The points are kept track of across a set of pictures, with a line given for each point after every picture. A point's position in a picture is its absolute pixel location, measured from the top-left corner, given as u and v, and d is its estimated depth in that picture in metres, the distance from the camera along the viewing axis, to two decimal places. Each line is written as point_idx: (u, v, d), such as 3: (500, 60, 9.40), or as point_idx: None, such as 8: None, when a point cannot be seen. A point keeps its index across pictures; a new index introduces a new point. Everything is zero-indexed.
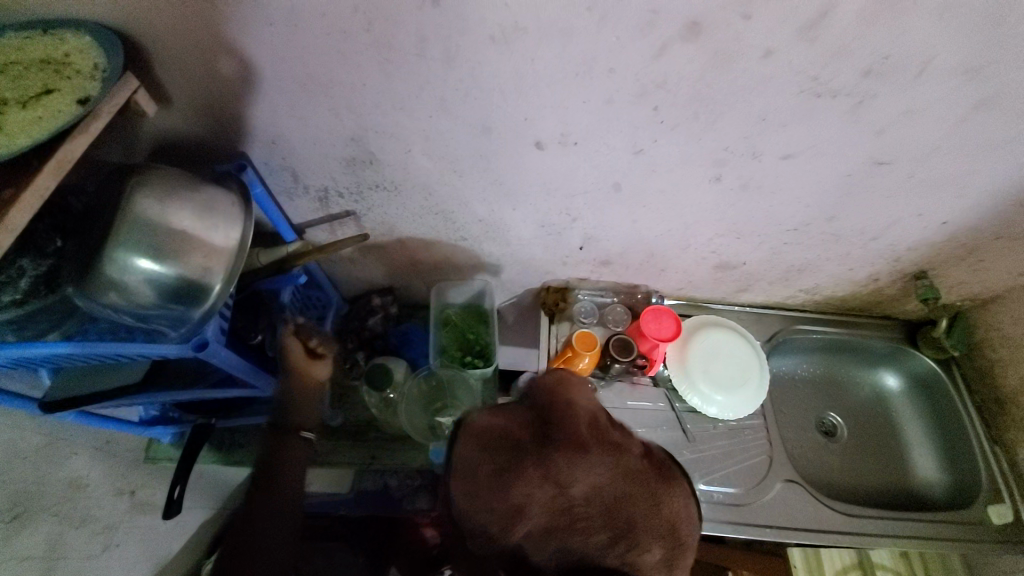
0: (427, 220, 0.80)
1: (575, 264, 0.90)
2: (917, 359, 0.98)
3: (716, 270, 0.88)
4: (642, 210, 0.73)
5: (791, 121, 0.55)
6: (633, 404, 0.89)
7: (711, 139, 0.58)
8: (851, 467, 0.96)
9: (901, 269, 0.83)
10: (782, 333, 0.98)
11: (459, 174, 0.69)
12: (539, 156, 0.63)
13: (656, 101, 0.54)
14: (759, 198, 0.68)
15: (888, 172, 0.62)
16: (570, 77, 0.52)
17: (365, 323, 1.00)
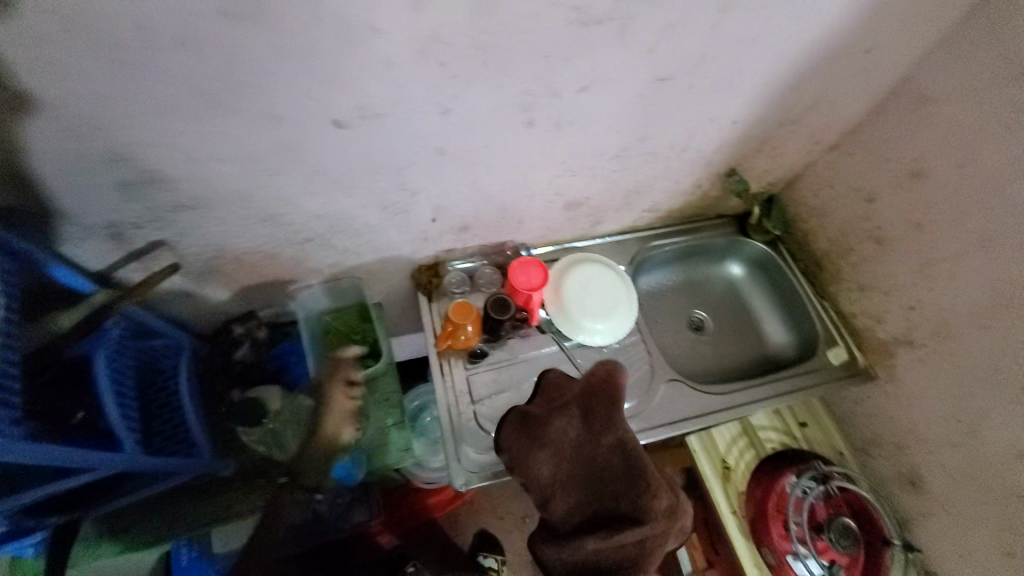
0: (258, 232, 0.72)
1: (437, 239, 0.88)
2: (750, 245, 1.13)
3: (567, 209, 0.92)
4: (476, 169, 0.73)
5: (573, 54, 0.58)
6: (525, 355, 0.92)
7: (508, 85, 0.59)
8: (721, 352, 1.09)
9: (716, 170, 0.94)
10: (639, 253, 1.07)
11: (270, 174, 0.62)
12: (346, 137, 0.59)
13: (439, 56, 0.52)
14: (576, 134, 0.72)
15: (672, 86, 0.68)
16: (339, 44, 0.49)
17: (233, 356, 0.91)
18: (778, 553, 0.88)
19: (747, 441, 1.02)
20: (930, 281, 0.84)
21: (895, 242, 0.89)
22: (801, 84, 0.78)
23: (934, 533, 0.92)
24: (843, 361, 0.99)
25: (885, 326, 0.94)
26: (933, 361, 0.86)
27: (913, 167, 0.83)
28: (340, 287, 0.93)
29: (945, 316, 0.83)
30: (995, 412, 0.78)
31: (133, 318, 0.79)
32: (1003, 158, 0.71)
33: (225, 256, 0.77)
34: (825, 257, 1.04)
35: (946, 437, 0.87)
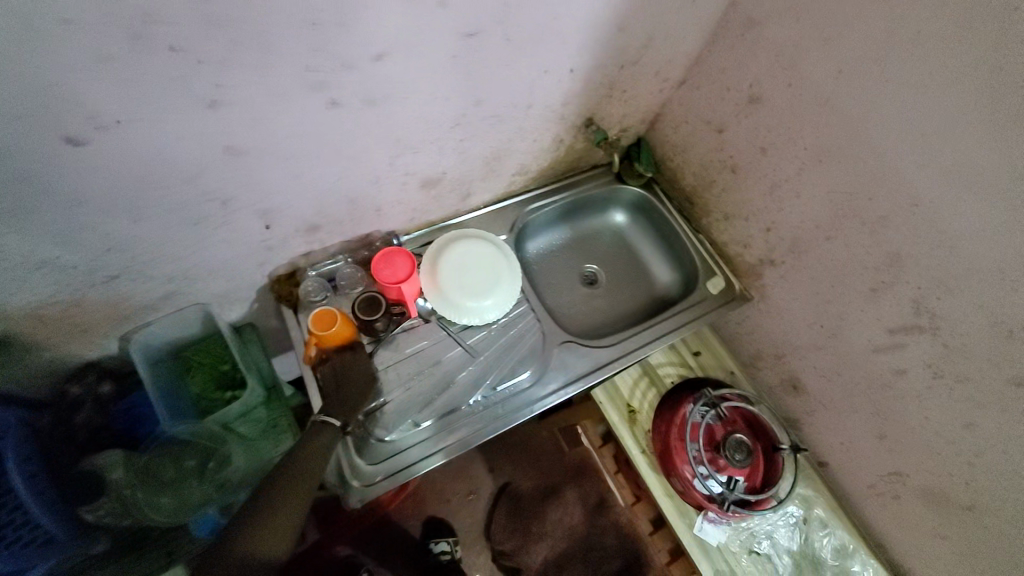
0: (36, 282, 0.60)
1: (284, 246, 0.79)
2: (627, 191, 1.13)
3: (426, 190, 0.85)
4: (291, 164, 0.64)
5: (347, 17, 0.50)
6: (413, 348, 0.87)
7: (279, 63, 0.51)
8: (615, 301, 1.10)
9: (573, 122, 0.90)
10: (519, 219, 1.03)
11: (8, 214, 0.51)
12: (89, 156, 0.50)
13: (165, 39, 0.44)
14: (396, 108, 0.65)
15: (485, 40, 0.62)
16: (16, 48, 0.39)
17: (74, 421, 0.78)
18: (683, 478, 0.95)
19: (648, 381, 1.08)
20: (781, 201, 0.88)
21: (748, 168, 0.91)
22: (630, 21, 0.75)
23: (819, 427, 1.01)
24: (720, 289, 1.04)
25: (752, 249, 0.98)
26: (794, 275, 0.92)
27: (751, 92, 0.84)
28: (187, 318, 0.81)
29: (797, 233, 0.87)
30: (848, 313, 0.85)
31: None
32: (820, 73, 0.73)
33: (10, 317, 0.64)
34: (695, 192, 1.05)
35: (813, 341, 0.95)
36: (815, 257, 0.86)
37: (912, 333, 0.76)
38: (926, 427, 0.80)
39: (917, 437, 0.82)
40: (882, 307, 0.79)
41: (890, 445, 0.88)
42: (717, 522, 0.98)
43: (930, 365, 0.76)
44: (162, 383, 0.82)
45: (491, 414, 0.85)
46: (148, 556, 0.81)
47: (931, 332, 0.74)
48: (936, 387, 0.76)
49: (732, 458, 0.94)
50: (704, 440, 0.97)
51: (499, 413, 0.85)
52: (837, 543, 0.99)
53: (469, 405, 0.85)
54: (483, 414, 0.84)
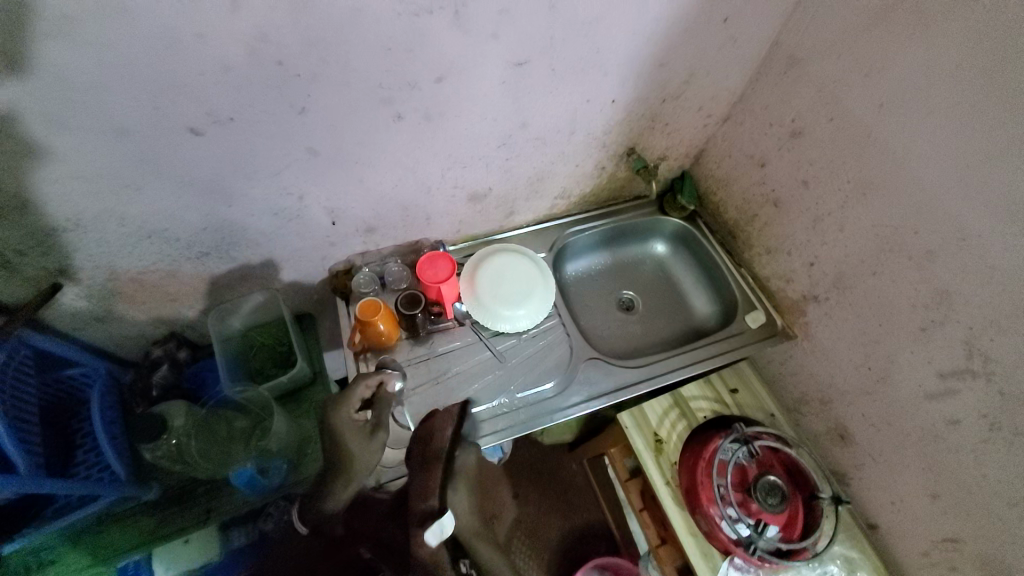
0: (147, 248, 0.74)
1: (344, 243, 0.89)
2: (669, 221, 1.15)
3: (473, 204, 0.93)
4: (359, 168, 0.75)
5: (414, 45, 0.61)
6: (445, 348, 0.93)
7: (359, 80, 0.62)
8: (650, 327, 1.11)
9: (615, 150, 0.97)
10: (559, 240, 1.08)
11: (138, 188, 0.64)
12: (202, 144, 0.62)
13: (275, 56, 0.56)
14: (450, 125, 0.74)
15: (533, 69, 0.71)
16: (167, 53, 0.52)
17: (150, 380, 0.90)
18: (709, 518, 0.88)
19: (678, 412, 1.03)
20: (823, 235, 0.87)
21: (790, 202, 0.92)
22: (670, 58, 0.81)
23: (866, 482, 0.93)
24: (760, 323, 1.02)
25: (794, 284, 0.97)
26: (838, 313, 0.89)
27: (793, 127, 0.86)
28: (257, 301, 0.93)
29: (840, 267, 0.85)
30: (896, 355, 0.80)
31: (38, 347, 0.78)
32: (860, 109, 0.74)
33: (122, 278, 0.77)
34: (738, 225, 1.06)
35: (859, 386, 0.89)
36: (859, 293, 0.83)
37: (965, 378, 0.71)
38: (983, 486, 0.73)
39: (974, 497, 0.74)
40: (933, 349, 0.74)
41: (947, 507, 0.79)
42: (745, 570, 0.90)
43: (986, 416, 0.70)
44: (229, 354, 0.94)
45: (512, 417, 0.87)
46: (189, 510, 0.88)
47: (987, 378, 0.68)
48: (993, 440, 0.70)
49: (764, 502, 0.87)
50: (734, 480, 0.91)
51: (520, 417, 0.87)
52: None
53: (490, 406, 0.88)
54: (504, 416, 0.87)
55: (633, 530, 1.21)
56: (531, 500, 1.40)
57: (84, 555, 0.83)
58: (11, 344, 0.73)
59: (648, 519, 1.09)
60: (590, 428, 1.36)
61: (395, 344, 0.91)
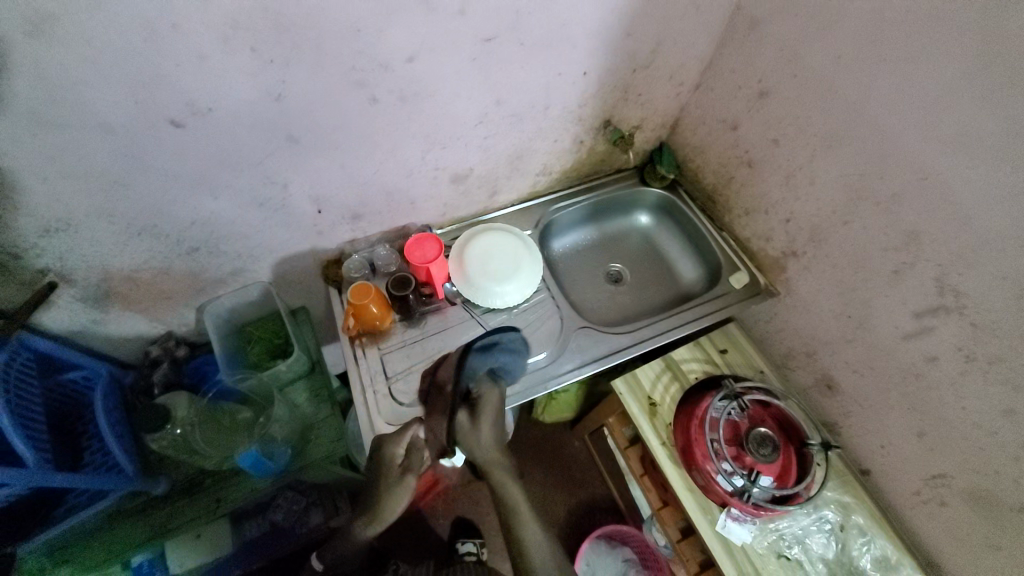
0: (139, 245, 0.75)
1: (331, 231, 0.91)
2: (650, 192, 1.17)
3: (455, 185, 0.95)
4: (340, 154, 0.76)
5: (384, 26, 0.63)
6: (438, 328, 0.95)
7: (333, 64, 0.64)
8: (638, 297, 1.14)
9: (591, 124, 0.99)
10: (543, 216, 1.10)
11: (125, 184, 0.66)
12: (183, 135, 0.63)
13: (248, 43, 0.57)
14: (426, 105, 0.76)
15: (502, 44, 0.73)
16: (142, 45, 0.53)
17: (151, 378, 0.92)
18: (705, 473, 0.90)
19: (671, 375, 1.06)
20: (796, 191, 0.90)
21: (763, 162, 0.94)
22: (636, 27, 0.83)
23: (855, 428, 0.96)
24: (744, 283, 1.05)
25: (773, 242, 0.99)
26: (816, 266, 0.91)
27: (760, 87, 0.89)
28: (253, 295, 0.95)
29: (815, 219, 0.88)
30: (873, 299, 0.83)
31: (37, 350, 0.79)
32: (822, 62, 0.77)
33: (116, 277, 0.79)
34: (716, 190, 1.08)
35: (841, 334, 0.92)
36: (835, 244, 0.86)
37: (939, 314, 0.74)
38: (962, 418, 0.75)
39: (955, 429, 0.77)
40: (907, 289, 0.77)
41: (933, 444, 0.82)
42: (742, 521, 0.93)
43: (961, 348, 0.72)
44: (227, 348, 0.95)
45: (508, 388, 0.90)
46: (199, 501, 0.90)
47: (958, 312, 0.71)
48: (969, 371, 0.72)
49: (757, 453, 0.90)
50: (727, 435, 0.93)
51: (515, 387, 0.90)
52: (877, 554, 0.92)
53: None
54: (500, 388, 0.90)
55: (636, 496, 1.24)
56: (535, 478, 1.42)
57: (97, 550, 0.85)
58: (12, 347, 0.74)
59: (650, 484, 1.12)
60: (588, 403, 1.39)
61: (389, 326, 0.93)
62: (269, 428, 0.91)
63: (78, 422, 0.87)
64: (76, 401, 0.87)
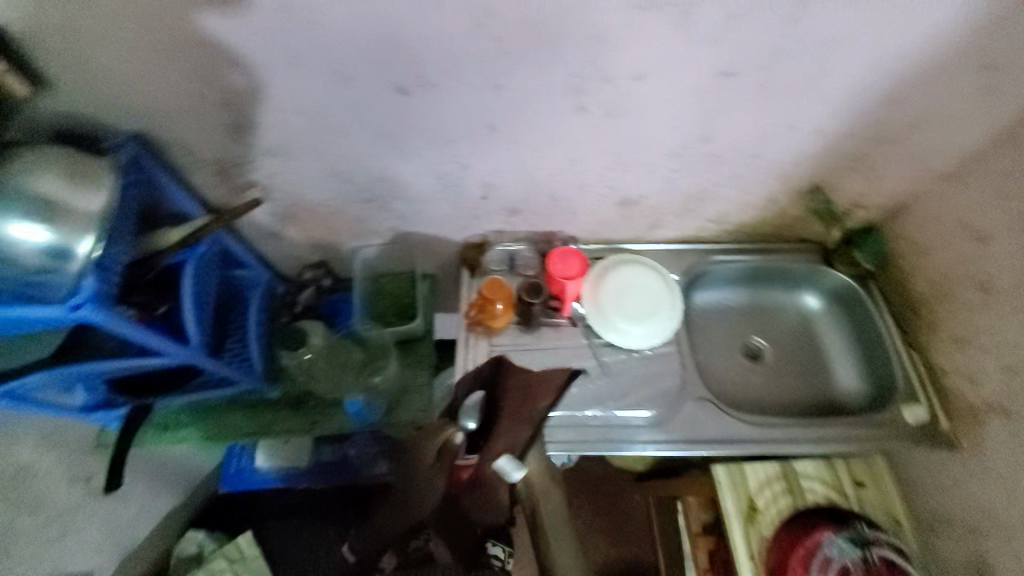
0: (328, 185, 0.82)
1: (488, 217, 0.92)
2: (833, 275, 1.01)
3: (621, 208, 0.90)
4: (527, 150, 0.75)
5: (627, 38, 0.58)
6: (552, 343, 0.91)
7: (561, 65, 0.61)
8: (773, 385, 1.00)
9: (796, 186, 0.87)
10: (697, 265, 1.01)
11: (340, 132, 0.71)
12: (405, 102, 0.66)
13: (492, 31, 0.57)
14: (632, 125, 0.71)
15: (739, 82, 0.65)
16: (402, 14, 0.55)
17: (297, 297, 1.02)
18: None
19: (784, 486, 0.91)
20: None
21: (1005, 293, 0.76)
22: (902, 96, 0.70)
23: None
24: (919, 421, 0.86)
25: (980, 389, 0.80)
26: None
27: None
28: (399, 253, 1.01)
29: None
30: None
31: (227, 247, 0.91)
32: None
33: (301, 204, 0.87)
34: (924, 301, 0.90)
35: None
36: None
37: None
38: None
39: None
40: None
41: None
42: None
43: None
44: (363, 292, 1.02)
45: (603, 433, 0.83)
46: (298, 418, 1.00)
47: None
48: None
49: None
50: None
51: (611, 436, 0.83)
52: None
53: (583, 415, 0.84)
54: (594, 430, 0.83)
55: None
56: (584, 515, 1.37)
57: (210, 427, 0.98)
58: (211, 239, 0.84)
59: None
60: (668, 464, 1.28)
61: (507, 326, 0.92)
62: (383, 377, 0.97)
63: (231, 313, 0.99)
64: (237, 295, 1.00)
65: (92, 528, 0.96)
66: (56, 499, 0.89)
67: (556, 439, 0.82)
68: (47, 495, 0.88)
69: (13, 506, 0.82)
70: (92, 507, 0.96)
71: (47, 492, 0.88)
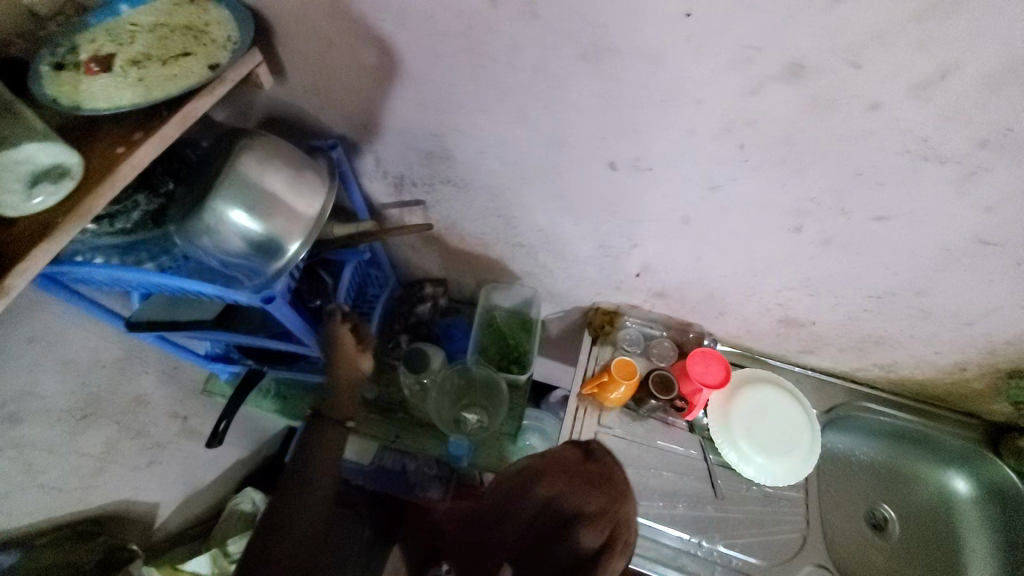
0: (490, 222, 0.82)
1: (630, 292, 0.87)
2: (997, 468, 0.85)
3: (778, 325, 0.82)
4: (708, 249, 0.70)
5: (888, 181, 0.52)
6: (662, 442, 0.84)
7: (796, 186, 0.56)
8: (889, 567, 0.87)
9: (996, 364, 0.75)
10: (840, 408, 0.90)
11: (528, 182, 0.71)
12: (609, 176, 0.64)
13: (740, 139, 0.53)
14: (837, 259, 0.64)
15: (993, 254, 0.56)
16: (653, 103, 0.53)
17: (415, 308, 1.04)
18: None
19: None
20: None
21: None
22: None
23: None
24: None
25: None
26: None
27: None
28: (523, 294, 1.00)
29: None
30: None
31: (377, 252, 0.94)
32: None
33: (454, 229, 0.88)
34: None
35: None
36: None
37: None
38: None
39: None
40: None
41: None
42: None
43: None
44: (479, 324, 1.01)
45: (702, 567, 0.75)
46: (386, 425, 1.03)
47: None
48: None
49: None
50: None
51: (710, 573, 0.75)
52: None
53: (683, 538, 0.77)
54: (693, 559, 0.76)
55: None
56: None
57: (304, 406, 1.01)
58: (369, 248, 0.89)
59: None
60: None
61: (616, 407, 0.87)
62: (478, 420, 0.93)
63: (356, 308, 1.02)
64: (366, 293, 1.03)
65: (174, 464, 1.01)
66: (157, 431, 0.94)
67: (652, 555, 0.75)
68: (149, 426, 0.92)
69: (125, 429, 0.86)
70: (180, 446, 1.01)
71: (153, 422, 0.93)
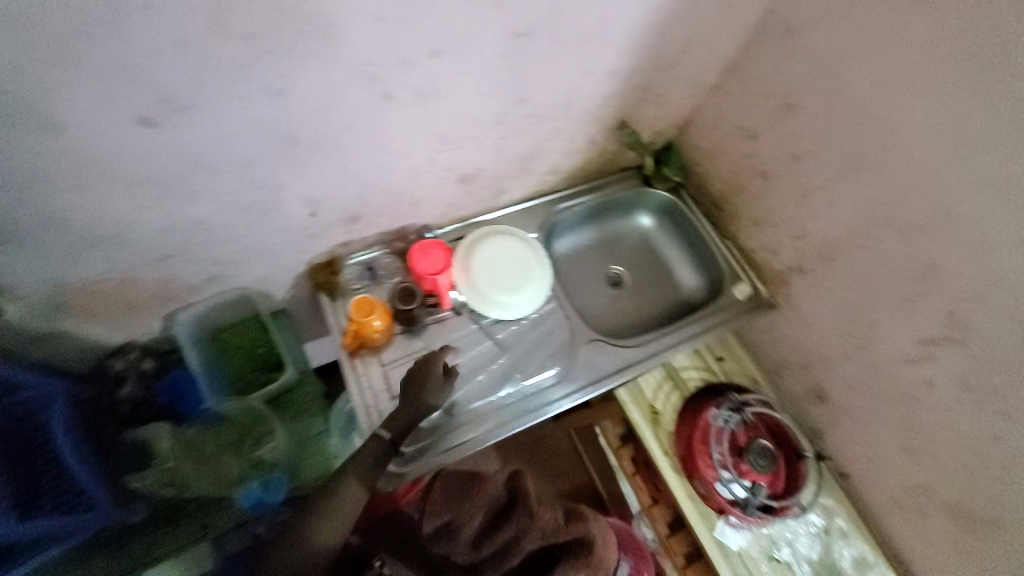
0: (99, 254, 0.65)
1: (324, 233, 0.81)
2: (654, 194, 1.12)
3: (461, 185, 0.87)
4: (340, 153, 0.66)
5: (407, 15, 0.54)
6: (442, 339, 0.88)
7: (341, 54, 0.54)
8: (638, 304, 1.11)
9: (608, 124, 0.93)
10: (547, 219, 1.04)
11: (84, 188, 0.55)
12: (160, 135, 0.54)
13: (239, 29, 0.47)
14: (442, 104, 0.67)
15: (532, 41, 0.65)
16: (105, 30, 0.43)
17: (118, 395, 0.82)
18: (706, 482, 0.92)
19: (671, 384, 1.06)
20: (810, 209, 0.88)
21: (778, 176, 0.92)
22: (671, 27, 0.78)
23: (842, 439, 0.98)
24: (747, 295, 1.04)
25: (780, 256, 0.98)
26: (823, 284, 0.91)
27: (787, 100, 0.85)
28: (230, 300, 0.85)
29: (828, 240, 0.87)
30: (878, 324, 0.84)
31: None
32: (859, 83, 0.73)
33: (66, 287, 0.67)
34: (723, 197, 1.05)
35: (841, 349, 0.92)
36: (845, 266, 0.86)
37: (946, 345, 0.74)
38: (958, 440, 0.77)
39: (946, 449, 0.80)
40: (915, 318, 0.77)
41: (922, 460, 0.84)
42: (739, 527, 0.96)
43: (964, 378, 0.74)
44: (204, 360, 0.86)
45: (520, 406, 0.87)
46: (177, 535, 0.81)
47: (965, 345, 0.72)
48: (972, 400, 0.74)
49: (755, 462, 0.93)
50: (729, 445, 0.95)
51: (528, 404, 0.87)
52: (856, 556, 0.96)
53: (496, 397, 0.87)
54: (511, 406, 0.86)
55: (626, 491, 1.26)
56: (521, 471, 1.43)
57: None
58: None
59: (642, 483, 1.14)
60: None
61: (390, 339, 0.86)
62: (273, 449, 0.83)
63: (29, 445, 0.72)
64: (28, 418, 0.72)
65: None
66: None
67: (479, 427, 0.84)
68: None
69: None
70: None
71: None
